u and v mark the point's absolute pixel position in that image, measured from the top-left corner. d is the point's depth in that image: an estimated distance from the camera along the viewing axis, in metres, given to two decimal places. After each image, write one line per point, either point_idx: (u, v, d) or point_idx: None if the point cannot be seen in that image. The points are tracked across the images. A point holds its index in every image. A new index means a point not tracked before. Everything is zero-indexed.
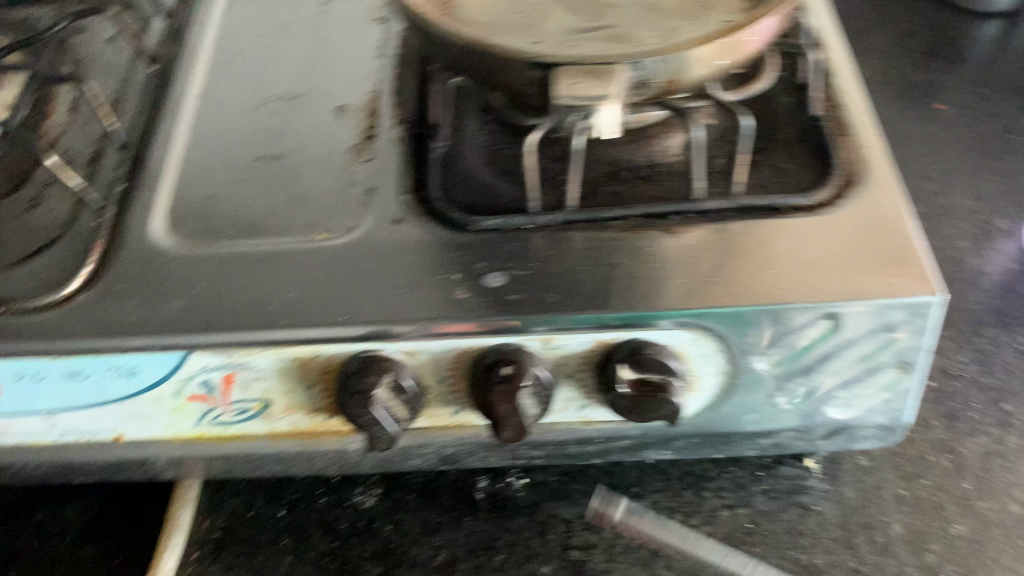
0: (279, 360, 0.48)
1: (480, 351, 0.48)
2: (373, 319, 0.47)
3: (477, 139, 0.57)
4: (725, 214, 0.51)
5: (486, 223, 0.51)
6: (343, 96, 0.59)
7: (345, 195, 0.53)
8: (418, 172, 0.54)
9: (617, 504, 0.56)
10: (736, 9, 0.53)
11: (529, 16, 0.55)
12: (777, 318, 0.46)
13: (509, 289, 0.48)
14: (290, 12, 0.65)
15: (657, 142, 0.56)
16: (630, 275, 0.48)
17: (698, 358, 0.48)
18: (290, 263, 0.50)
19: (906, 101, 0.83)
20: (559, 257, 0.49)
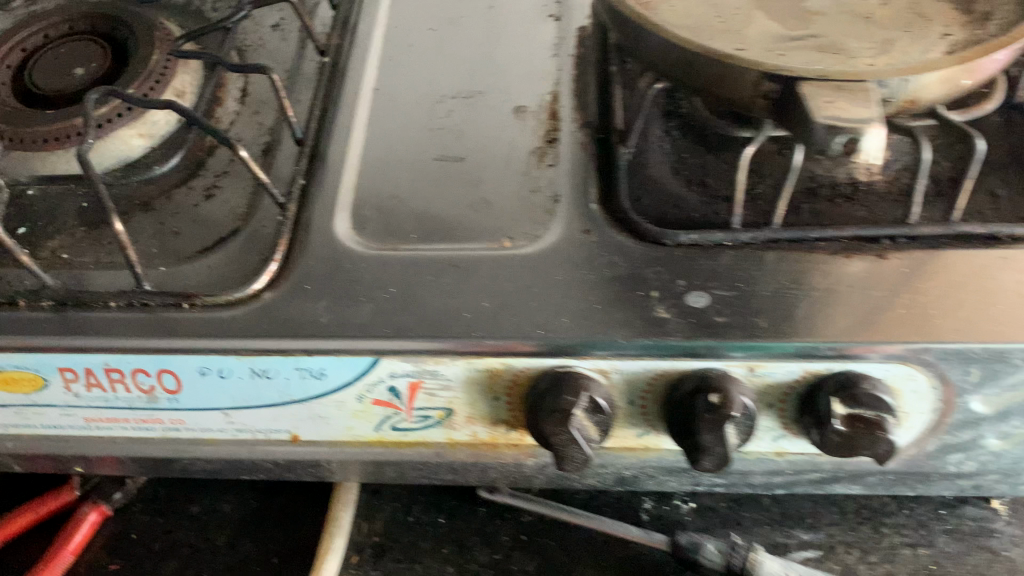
0: (469, 370, 0.46)
1: (681, 374, 0.46)
2: (570, 334, 0.45)
3: (663, 145, 0.54)
4: (941, 241, 0.48)
5: (685, 237, 0.48)
6: (521, 96, 0.57)
7: (531, 202, 0.51)
8: (605, 179, 0.52)
9: (792, 538, 0.54)
10: (958, 22, 0.50)
11: (730, 20, 0.52)
12: (1006, 359, 0.43)
13: (714, 310, 0.46)
14: (461, 6, 0.63)
15: None
16: (844, 302, 0.45)
17: (911, 396, 0.46)
18: (480, 274, 0.48)
19: None
20: (763, 279, 0.47)
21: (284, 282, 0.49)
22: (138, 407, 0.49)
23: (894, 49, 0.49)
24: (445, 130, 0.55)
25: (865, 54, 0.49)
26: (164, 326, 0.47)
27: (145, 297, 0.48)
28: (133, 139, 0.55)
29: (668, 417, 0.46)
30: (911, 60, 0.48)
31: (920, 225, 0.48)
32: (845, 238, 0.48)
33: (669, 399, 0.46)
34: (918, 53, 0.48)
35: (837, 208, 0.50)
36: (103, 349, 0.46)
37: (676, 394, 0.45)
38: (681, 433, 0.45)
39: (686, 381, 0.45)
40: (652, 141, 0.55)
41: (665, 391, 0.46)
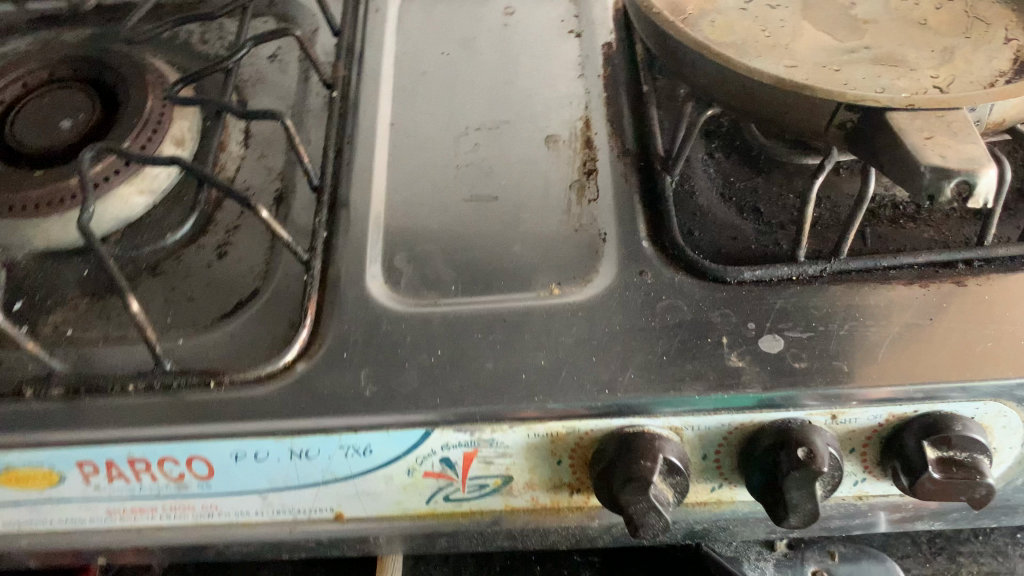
0: (530, 436, 0.43)
1: (759, 425, 0.43)
2: (639, 392, 0.41)
3: (707, 170, 0.51)
4: (1019, 262, 0.45)
5: (748, 274, 0.45)
6: (550, 124, 0.53)
7: (577, 242, 0.48)
8: (653, 212, 0.48)
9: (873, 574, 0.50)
10: (1019, 25, 0.47)
11: (776, 32, 0.48)
12: None
13: (791, 354, 0.42)
14: (473, 26, 0.59)
15: None
16: (928, 337, 0.42)
17: (1001, 431, 0.43)
18: (531, 328, 0.44)
19: None
20: (837, 315, 0.44)
21: (317, 350, 0.44)
22: (165, 496, 0.45)
23: (956, 57, 0.46)
24: (473, 166, 0.51)
25: (926, 65, 0.46)
26: (191, 411, 0.43)
27: (167, 377, 0.44)
28: (133, 197, 0.50)
29: (747, 471, 0.43)
30: (977, 70, 0.45)
31: (996, 246, 0.45)
32: (918, 265, 0.45)
33: (748, 453, 0.43)
34: (983, 61, 0.45)
35: (902, 230, 0.47)
36: (126, 440, 0.42)
37: (755, 448, 0.42)
38: (763, 490, 0.42)
39: (765, 433, 0.42)
40: (697, 165, 0.51)
41: (742, 444, 0.43)
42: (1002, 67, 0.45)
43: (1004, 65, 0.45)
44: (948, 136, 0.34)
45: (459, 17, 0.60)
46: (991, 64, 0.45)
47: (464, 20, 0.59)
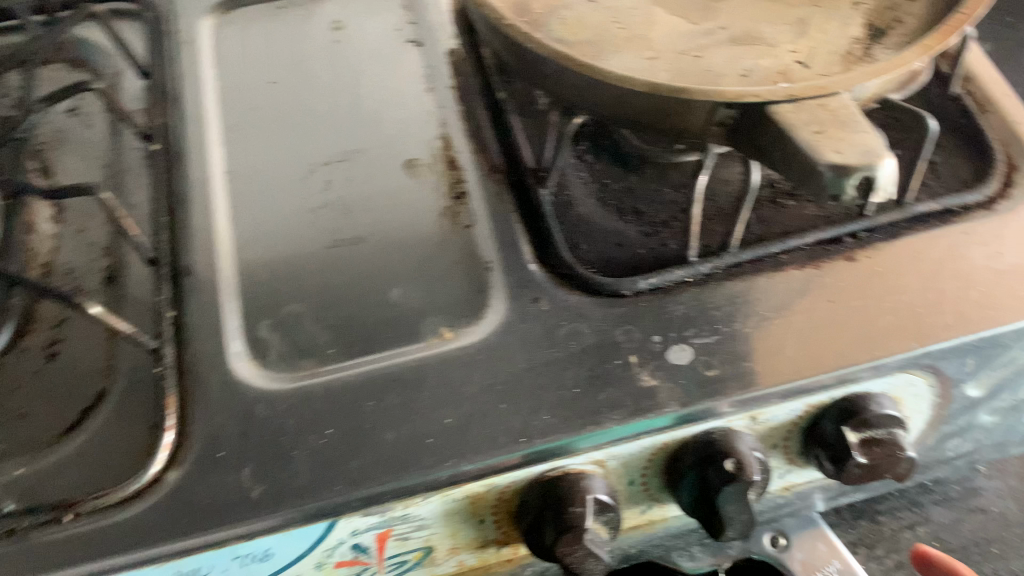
0: (446, 502, 0.39)
1: (682, 441, 0.40)
2: (555, 434, 0.38)
3: (581, 174, 0.48)
4: (898, 226, 0.44)
5: (643, 283, 0.43)
6: (406, 146, 0.48)
7: (458, 276, 0.44)
8: (533, 229, 0.45)
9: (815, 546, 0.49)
10: None
11: (628, 23, 0.46)
12: (998, 342, 0.41)
13: (702, 363, 0.40)
14: (301, 46, 0.53)
15: None
16: (830, 322, 0.41)
17: (910, 399, 0.43)
18: (427, 384, 0.40)
19: None
20: (738, 312, 0.42)
21: (188, 454, 0.39)
22: None
23: (810, 30, 0.45)
24: (329, 207, 0.46)
25: (783, 40, 0.44)
26: (47, 557, 0.36)
27: (10, 521, 0.36)
28: None
29: (678, 491, 0.41)
30: (833, 40, 0.44)
31: (876, 214, 0.44)
32: (807, 246, 0.44)
33: (676, 472, 0.41)
34: (837, 29, 0.44)
35: (784, 210, 0.46)
36: None
37: (683, 466, 0.40)
38: (698, 507, 0.40)
39: (689, 448, 0.40)
40: (568, 170, 0.48)
41: (668, 463, 0.41)
42: (856, 33, 0.44)
43: (857, 32, 0.44)
44: (836, 128, 0.32)
45: (284, 37, 0.54)
46: (845, 32, 0.44)
47: (289, 40, 0.53)
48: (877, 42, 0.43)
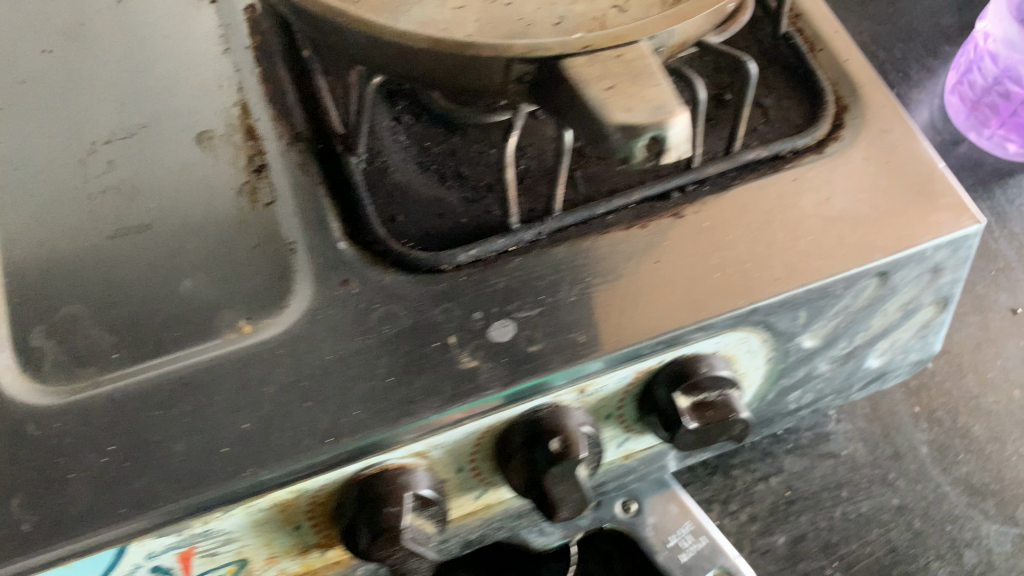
0: (251, 514, 0.35)
1: (508, 423, 0.38)
2: (365, 431, 0.35)
3: (398, 138, 0.44)
4: (727, 177, 0.42)
5: (463, 255, 0.39)
6: (199, 117, 0.43)
7: (259, 261, 0.39)
8: (342, 204, 0.41)
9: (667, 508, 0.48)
10: None
11: None
12: (827, 292, 0.40)
13: (525, 338, 0.37)
14: (75, 6, 0.47)
15: None
16: (658, 285, 0.39)
17: (744, 356, 0.41)
18: (222, 386, 0.36)
19: None
20: (563, 280, 0.39)
21: None
22: None
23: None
24: (111, 192, 0.41)
25: None
26: None
27: None
28: None
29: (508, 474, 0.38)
30: None
31: (704, 165, 0.42)
32: (633, 205, 0.41)
33: (502, 453, 0.38)
34: None
35: (612, 166, 0.44)
36: None
37: (509, 447, 0.38)
38: (528, 490, 0.38)
39: (515, 430, 0.38)
40: (382, 134, 0.44)
41: (495, 445, 0.38)
42: None
43: None
44: (627, 82, 0.29)
45: None
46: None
47: None
48: None
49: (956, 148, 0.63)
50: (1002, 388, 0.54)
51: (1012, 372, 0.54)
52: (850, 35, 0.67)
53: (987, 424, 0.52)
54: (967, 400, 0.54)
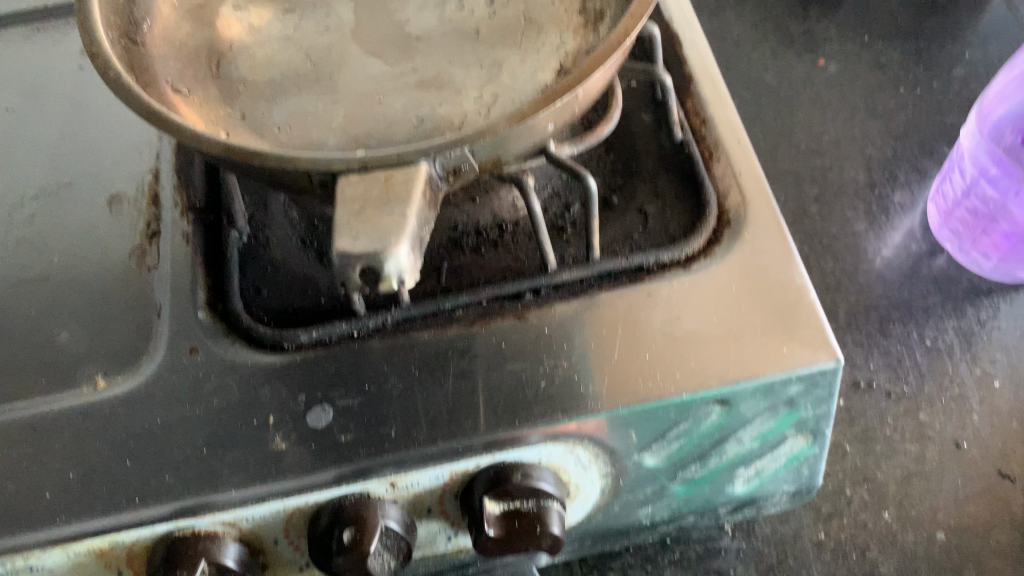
0: (70, 556, 0.37)
1: (318, 504, 0.38)
2: (168, 497, 0.37)
3: (290, 215, 0.47)
4: (583, 284, 0.42)
5: (305, 336, 0.41)
6: (116, 182, 0.47)
7: (129, 322, 0.43)
8: (215, 275, 0.44)
9: None
10: (572, 26, 0.43)
11: (320, 62, 0.44)
12: (655, 415, 0.39)
13: (338, 427, 0.38)
14: (44, 70, 0.52)
15: (504, 190, 0.47)
16: (482, 386, 0.39)
17: (574, 468, 0.40)
18: (61, 436, 0.39)
19: (792, 21, 0.71)
20: (393, 373, 0.40)
21: None
22: None
23: (502, 72, 0.42)
24: (24, 244, 0.46)
25: (471, 84, 0.42)
26: None
27: None
28: None
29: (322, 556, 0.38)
30: (520, 86, 0.42)
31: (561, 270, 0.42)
32: (483, 302, 0.42)
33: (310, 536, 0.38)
34: (529, 74, 0.42)
35: (481, 260, 0.44)
36: None
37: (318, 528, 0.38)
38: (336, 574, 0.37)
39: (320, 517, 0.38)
40: (274, 209, 0.47)
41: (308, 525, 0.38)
42: (545, 80, 0.42)
43: (547, 78, 0.42)
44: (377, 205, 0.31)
45: (30, 59, 0.53)
46: (534, 76, 0.42)
47: (34, 63, 0.53)
48: None
49: (932, 259, 0.59)
50: (924, 527, 0.49)
51: (941, 512, 0.50)
52: (842, 128, 0.64)
53: (896, 565, 0.48)
54: (882, 536, 0.50)
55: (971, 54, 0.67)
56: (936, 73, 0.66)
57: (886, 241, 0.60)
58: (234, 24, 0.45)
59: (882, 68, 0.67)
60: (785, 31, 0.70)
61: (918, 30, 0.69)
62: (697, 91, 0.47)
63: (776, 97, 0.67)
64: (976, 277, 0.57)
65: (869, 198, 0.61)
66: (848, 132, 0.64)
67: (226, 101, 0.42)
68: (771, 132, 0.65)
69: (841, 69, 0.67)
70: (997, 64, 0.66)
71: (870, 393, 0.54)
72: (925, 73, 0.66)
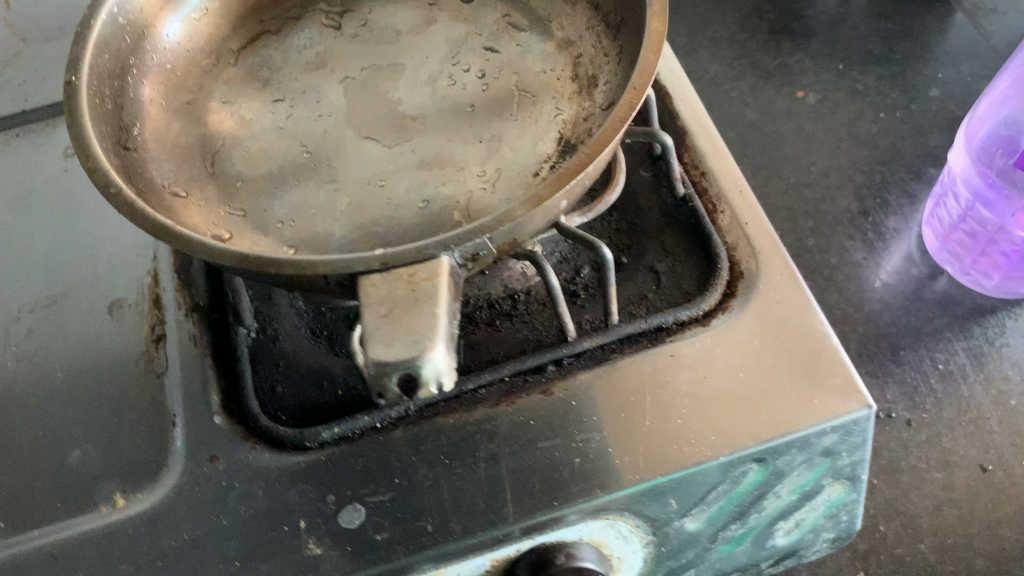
0: None
1: None
2: None
3: (296, 304, 0.46)
4: (604, 351, 0.42)
5: (327, 432, 0.40)
6: (115, 286, 0.46)
7: (143, 433, 0.41)
8: (228, 376, 0.43)
9: None
10: (566, 93, 0.43)
11: (317, 150, 0.43)
12: (694, 480, 0.38)
13: (372, 525, 0.37)
14: (28, 176, 0.51)
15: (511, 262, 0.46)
16: (516, 468, 0.38)
17: (616, 541, 0.40)
18: (85, 562, 0.38)
19: (766, 56, 0.72)
20: (422, 461, 0.39)
21: None
22: None
23: (502, 146, 0.42)
24: (26, 361, 0.44)
25: (472, 160, 0.42)
26: None
27: None
28: None
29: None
30: (522, 159, 0.41)
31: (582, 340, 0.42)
32: (505, 379, 0.41)
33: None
34: (529, 146, 0.42)
35: (496, 334, 0.44)
36: None
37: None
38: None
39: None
40: (279, 299, 0.46)
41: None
42: (546, 150, 0.41)
43: (548, 148, 0.41)
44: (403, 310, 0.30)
45: (12, 166, 0.52)
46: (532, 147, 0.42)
47: (17, 169, 0.51)
48: (565, 159, 0.41)
49: (933, 282, 0.59)
50: (962, 557, 0.49)
51: (976, 539, 0.50)
52: (828, 158, 0.65)
53: None
54: (921, 569, 0.49)
55: (944, 73, 0.68)
56: (913, 96, 0.67)
57: (887, 268, 0.60)
58: (225, 118, 0.44)
59: (860, 95, 0.68)
60: (760, 66, 0.71)
61: (890, 55, 0.70)
62: (693, 144, 0.47)
63: (759, 133, 0.67)
64: (979, 297, 0.58)
65: (864, 226, 0.62)
66: (835, 161, 0.64)
67: (225, 199, 0.41)
68: (759, 169, 0.65)
69: (820, 99, 0.68)
70: (970, 82, 0.67)
71: (890, 424, 0.54)
72: (902, 96, 0.67)
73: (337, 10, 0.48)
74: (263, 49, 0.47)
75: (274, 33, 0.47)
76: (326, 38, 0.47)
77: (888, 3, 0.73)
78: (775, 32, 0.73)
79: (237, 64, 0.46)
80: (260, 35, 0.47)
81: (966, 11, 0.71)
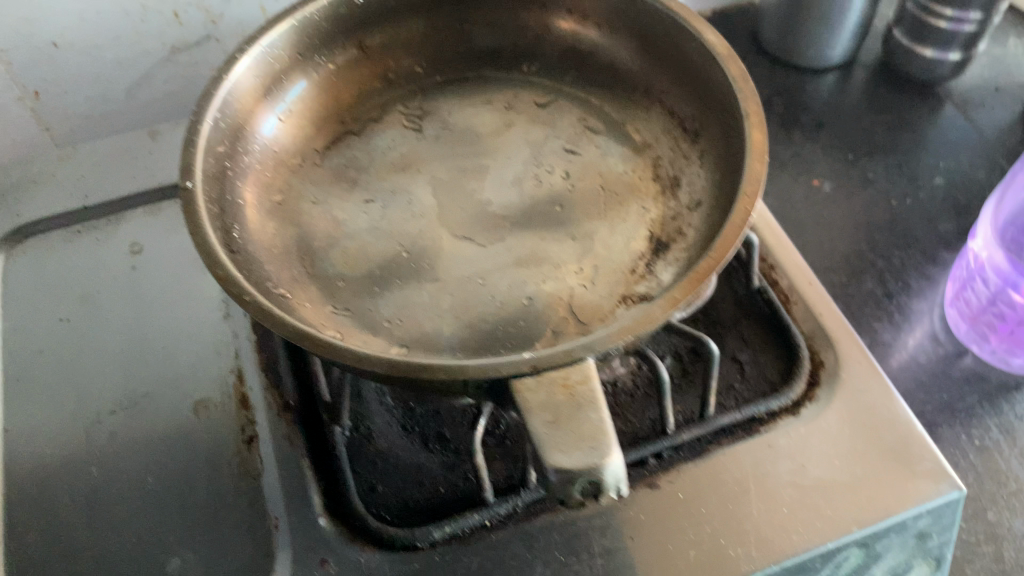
0: None
1: None
2: None
3: (383, 400, 0.46)
4: (702, 442, 0.43)
5: (438, 531, 0.40)
6: (198, 385, 0.46)
7: (243, 538, 0.41)
8: (327, 476, 0.43)
9: None
10: (651, 193, 0.45)
11: (414, 250, 0.44)
12: (804, 568, 0.39)
13: None
14: (93, 273, 0.51)
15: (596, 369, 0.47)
16: (631, 562, 0.39)
17: None
18: None
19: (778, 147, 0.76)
20: (536, 560, 0.39)
21: None
22: None
23: (593, 244, 0.44)
24: (112, 465, 0.43)
25: (568, 257, 0.43)
26: None
27: None
28: None
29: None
30: (617, 256, 0.43)
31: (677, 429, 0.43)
32: None
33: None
34: (622, 243, 0.44)
35: None
36: None
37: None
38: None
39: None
40: (368, 396, 0.46)
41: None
42: (640, 247, 0.43)
43: (641, 246, 0.43)
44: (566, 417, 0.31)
45: (76, 263, 0.51)
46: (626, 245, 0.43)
47: (82, 266, 0.51)
48: (660, 256, 0.42)
49: (960, 359, 0.63)
50: None
51: None
52: (848, 243, 0.69)
53: None
54: None
55: (945, 163, 0.73)
56: (919, 184, 0.72)
57: (915, 347, 0.63)
58: (318, 218, 0.45)
59: (870, 184, 0.72)
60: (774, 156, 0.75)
61: (893, 146, 0.75)
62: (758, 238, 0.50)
63: (781, 219, 0.71)
64: (1003, 374, 0.61)
65: (889, 308, 0.65)
66: (855, 246, 0.68)
67: (329, 300, 0.42)
68: None
69: (835, 187, 0.72)
70: (970, 171, 0.72)
71: None
72: (909, 184, 0.72)
73: (415, 112, 0.50)
74: (347, 149, 0.48)
75: (355, 133, 0.49)
76: (408, 139, 0.48)
77: (885, 98, 0.78)
78: (784, 123, 0.78)
79: (324, 164, 0.47)
80: (343, 136, 0.49)
81: (956, 105, 0.77)
